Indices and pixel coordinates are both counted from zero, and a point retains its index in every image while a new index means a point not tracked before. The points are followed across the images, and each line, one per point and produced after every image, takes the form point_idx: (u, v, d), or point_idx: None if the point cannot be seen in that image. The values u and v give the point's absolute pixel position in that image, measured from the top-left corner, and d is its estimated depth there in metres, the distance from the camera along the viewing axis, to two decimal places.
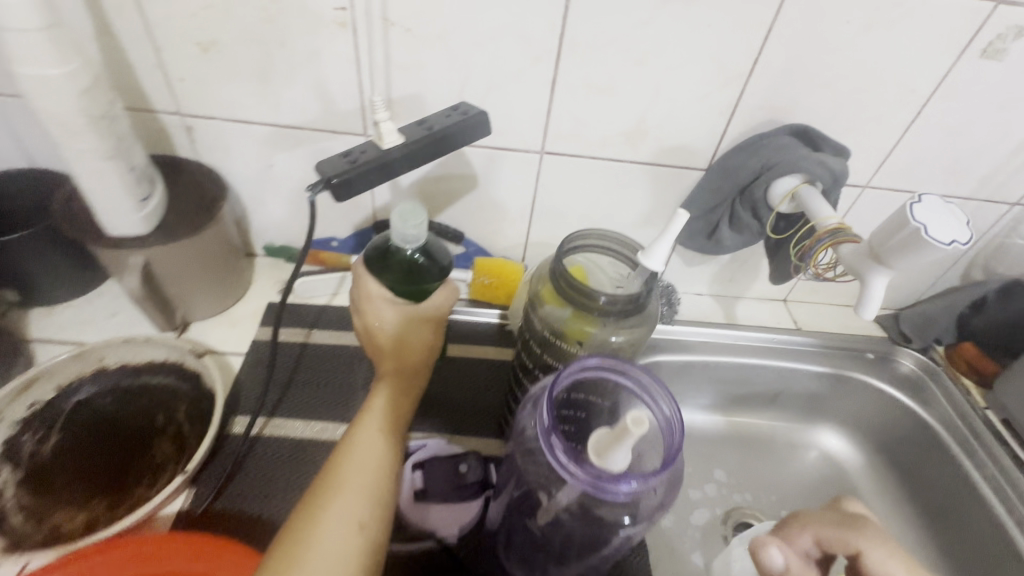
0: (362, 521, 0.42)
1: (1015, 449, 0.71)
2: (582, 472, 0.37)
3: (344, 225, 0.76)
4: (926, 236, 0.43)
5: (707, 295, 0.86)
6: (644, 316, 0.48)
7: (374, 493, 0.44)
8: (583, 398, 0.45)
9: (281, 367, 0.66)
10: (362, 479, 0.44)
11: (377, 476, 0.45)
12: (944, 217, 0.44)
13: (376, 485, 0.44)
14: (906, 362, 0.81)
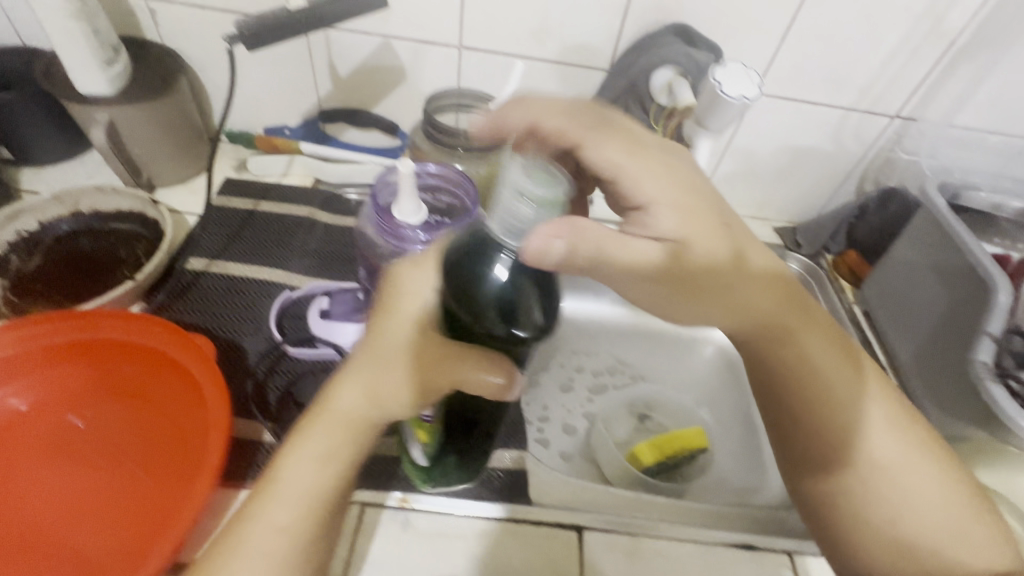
0: (285, 524, 0.41)
1: (868, 334, 0.78)
2: (405, 228, 0.47)
3: (294, 115, 0.86)
4: (721, 92, 0.59)
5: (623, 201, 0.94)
6: (502, 154, 0.57)
7: (275, 551, 0.40)
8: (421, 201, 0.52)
9: (229, 226, 0.77)
10: (252, 553, 0.40)
11: (275, 538, 0.41)
12: (735, 80, 0.59)
13: (269, 551, 0.40)
14: (794, 265, 0.89)
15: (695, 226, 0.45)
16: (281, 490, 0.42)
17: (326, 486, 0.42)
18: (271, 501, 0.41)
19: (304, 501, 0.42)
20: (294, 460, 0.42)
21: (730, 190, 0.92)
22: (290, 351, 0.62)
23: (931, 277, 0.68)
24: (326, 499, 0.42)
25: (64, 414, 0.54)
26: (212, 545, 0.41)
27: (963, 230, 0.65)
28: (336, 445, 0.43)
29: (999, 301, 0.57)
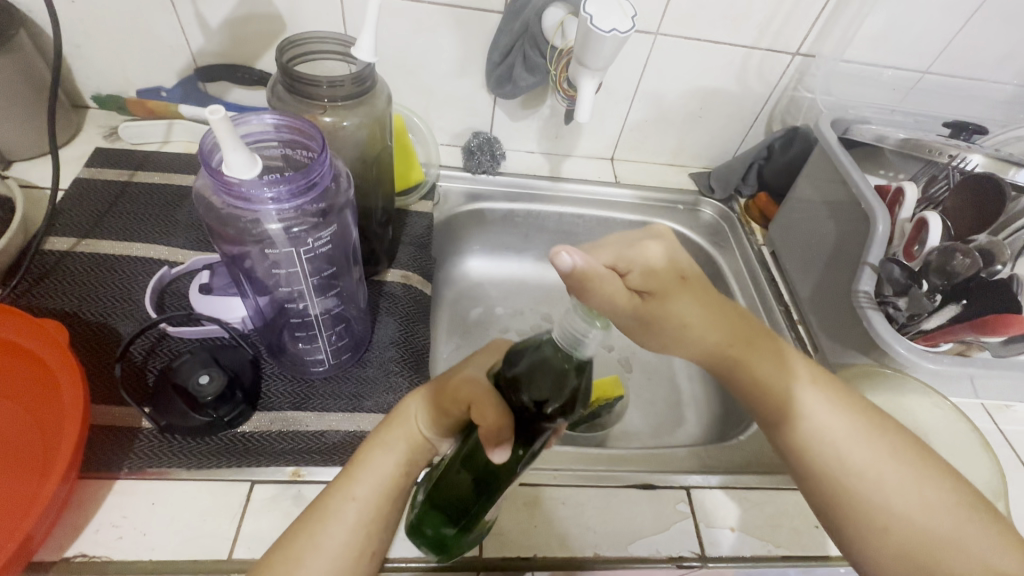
0: (357, 495, 0.43)
1: (774, 274, 0.81)
2: (243, 183, 0.39)
3: (168, 74, 0.78)
4: (593, 25, 0.56)
5: (538, 154, 0.92)
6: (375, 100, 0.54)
7: (345, 542, 0.41)
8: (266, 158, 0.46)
9: (100, 199, 0.70)
10: (326, 533, 0.41)
11: (345, 531, 0.42)
12: (608, 8, 0.56)
13: (339, 539, 0.41)
14: (707, 211, 0.91)
15: (661, 278, 0.41)
16: (363, 477, 0.44)
17: (381, 483, 0.44)
18: (348, 485, 0.44)
19: (367, 491, 0.43)
20: (379, 449, 0.45)
21: (643, 138, 0.90)
22: (171, 331, 0.58)
23: (824, 213, 0.70)
24: (384, 493, 0.43)
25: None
26: (302, 522, 0.42)
27: (850, 164, 0.66)
28: (395, 445, 0.45)
29: (878, 230, 0.59)
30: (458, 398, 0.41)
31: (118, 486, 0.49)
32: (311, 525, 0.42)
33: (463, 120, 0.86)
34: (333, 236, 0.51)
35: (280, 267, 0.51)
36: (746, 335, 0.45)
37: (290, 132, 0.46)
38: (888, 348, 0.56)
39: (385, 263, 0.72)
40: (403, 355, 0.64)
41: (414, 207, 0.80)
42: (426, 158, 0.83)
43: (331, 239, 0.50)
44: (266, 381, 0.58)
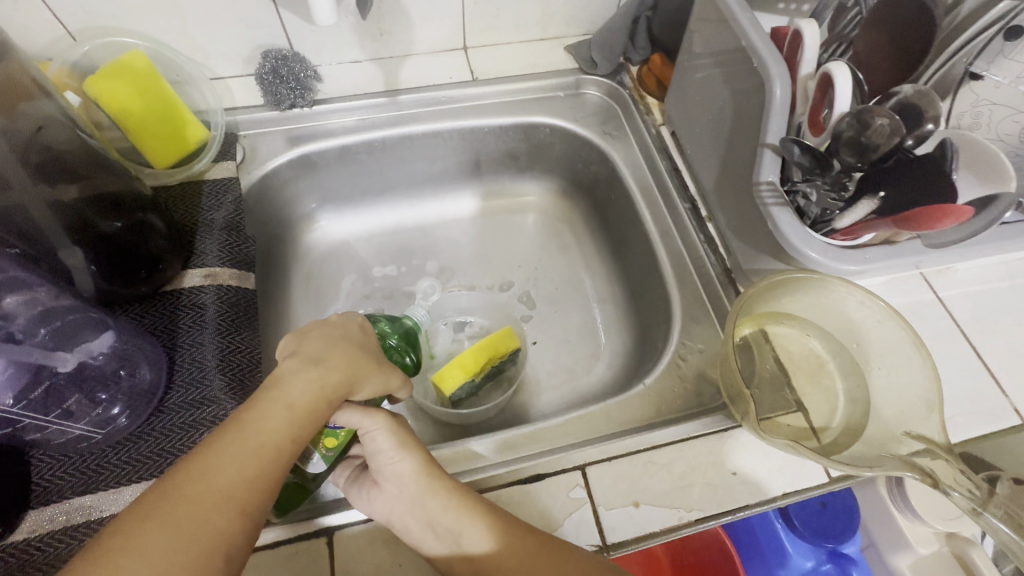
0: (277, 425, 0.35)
1: (677, 161, 0.66)
2: None
3: None
4: None
5: (367, 62, 0.70)
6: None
7: (264, 461, 0.34)
8: None
9: None
10: (247, 449, 0.34)
11: (262, 451, 0.34)
12: None
13: (253, 457, 0.34)
14: (593, 92, 0.73)
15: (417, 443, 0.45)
16: (292, 403, 0.37)
17: (305, 417, 0.37)
18: (270, 409, 0.36)
19: (287, 421, 0.36)
20: (307, 377, 0.38)
21: (494, 12, 0.69)
22: None
23: (717, 75, 0.53)
24: (311, 420, 0.37)
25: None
26: (213, 441, 0.34)
27: (736, 4, 0.49)
28: (326, 378, 0.39)
29: (775, 96, 0.43)
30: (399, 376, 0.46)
31: None
32: (229, 442, 0.34)
33: (243, 37, 0.63)
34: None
35: None
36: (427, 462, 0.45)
37: None
38: (799, 256, 0.44)
39: (178, 265, 0.55)
40: (221, 382, 0.51)
41: (208, 174, 0.61)
42: (207, 104, 0.63)
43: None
44: (36, 467, 0.45)
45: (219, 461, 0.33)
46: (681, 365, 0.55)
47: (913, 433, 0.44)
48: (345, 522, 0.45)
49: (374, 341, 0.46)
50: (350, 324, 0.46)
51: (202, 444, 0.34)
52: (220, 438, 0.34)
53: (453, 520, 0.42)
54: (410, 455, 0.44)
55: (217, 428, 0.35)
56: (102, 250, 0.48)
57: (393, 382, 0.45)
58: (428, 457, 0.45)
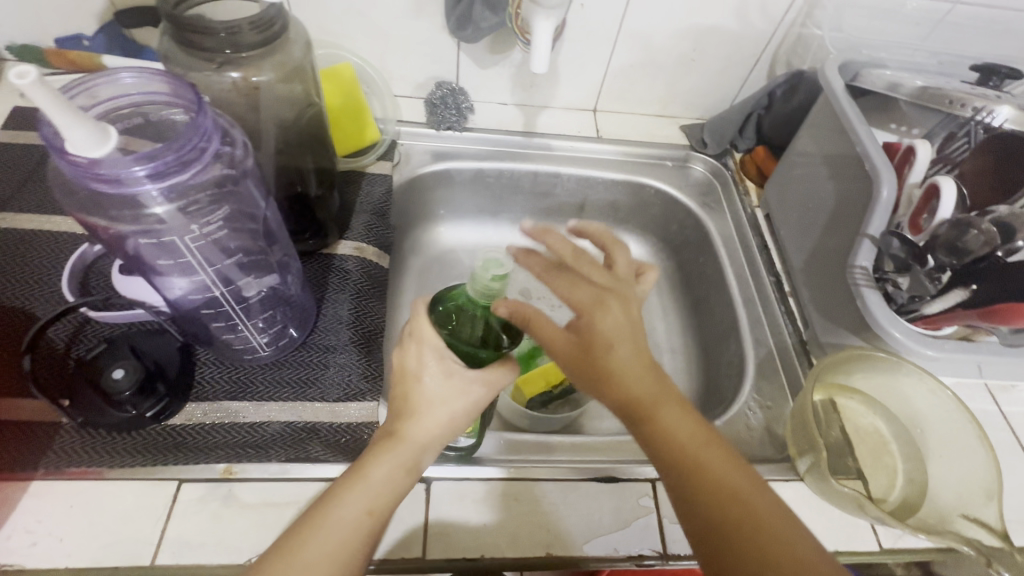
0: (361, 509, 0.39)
1: (767, 239, 0.74)
2: (107, 166, 0.32)
3: (88, 18, 0.69)
4: None
5: (512, 106, 0.82)
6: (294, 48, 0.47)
7: (350, 541, 0.38)
8: (112, 112, 0.37)
9: (21, 166, 0.63)
10: (336, 530, 0.38)
11: (349, 530, 0.38)
12: None
13: (340, 537, 0.38)
14: (698, 168, 0.82)
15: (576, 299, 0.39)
16: (374, 483, 0.41)
17: (384, 493, 0.40)
18: (354, 489, 0.40)
19: (365, 499, 0.40)
20: (385, 456, 0.42)
21: (629, 85, 0.81)
22: (93, 315, 0.53)
23: (823, 172, 0.62)
24: (389, 499, 0.41)
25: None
26: (306, 523, 0.38)
27: (856, 116, 0.58)
28: (398, 456, 0.42)
29: (882, 196, 0.51)
30: (484, 396, 0.44)
31: (34, 486, 0.46)
32: (318, 523, 0.38)
33: (424, 67, 0.76)
34: (227, 216, 0.43)
35: (166, 255, 0.41)
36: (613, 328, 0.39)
37: (165, 89, 0.37)
38: (882, 333, 0.50)
39: (337, 234, 0.65)
40: (353, 337, 0.59)
41: (370, 168, 0.73)
42: (381, 112, 0.76)
43: (225, 222, 0.43)
44: (199, 369, 0.53)
45: (310, 542, 0.37)
46: (749, 415, 0.60)
47: (970, 516, 0.47)
48: (437, 475, 0.51)
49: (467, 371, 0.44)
50: (412, 371, 0.44)
51: (296, 523, 0.39)
52: (312, 520, 0.38)
53: (633, 405, 0.38)
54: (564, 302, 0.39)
55: (309, 509, 0.39)
56: (298, 204, 0.58)
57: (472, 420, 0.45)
58: (578, 340, 0.38)
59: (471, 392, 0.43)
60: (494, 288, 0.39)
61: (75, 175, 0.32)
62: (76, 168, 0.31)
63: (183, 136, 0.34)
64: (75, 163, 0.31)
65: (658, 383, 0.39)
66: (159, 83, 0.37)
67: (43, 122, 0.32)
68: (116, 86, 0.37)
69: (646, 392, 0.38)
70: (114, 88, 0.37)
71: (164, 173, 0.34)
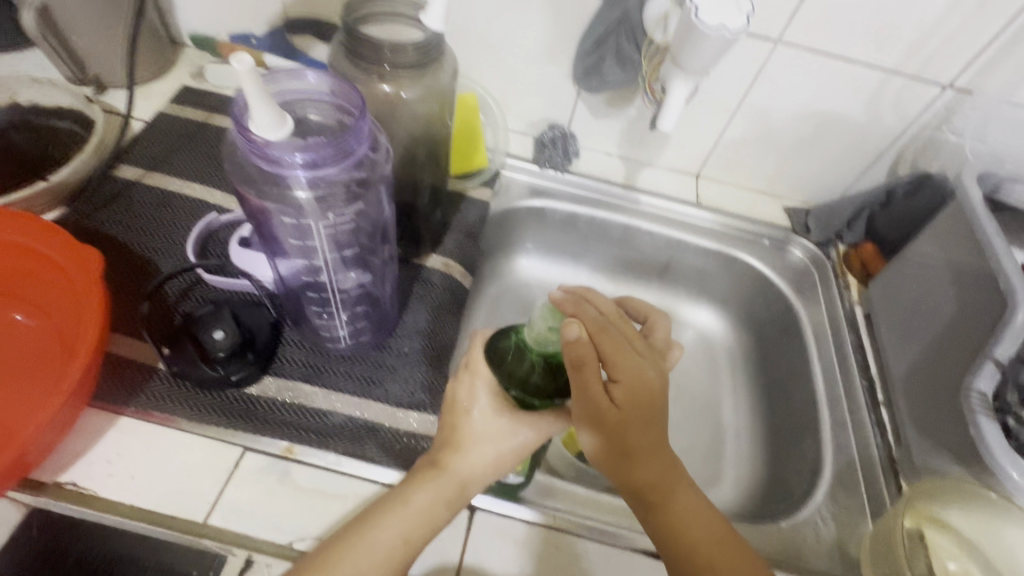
0: (392, 536, 0.40)
1: (864, 340, 0.69)
2: (277, 148, 0.35)
3: (260, 22, 0.78)
4: (696, 19, 0.49)
5: (616, 157, 0.84)
6: (443, 74, 0.51)
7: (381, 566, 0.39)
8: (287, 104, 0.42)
9: (175, 137, 0.71)
10: (369, 552, 0.39)
11: (381, 554, 0.39)
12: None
13: (373, 562, 0.38)
14: (797, 252, 0.79)
15: (623, 353, 0.40)
16: (410, 513, 0.41)
17: (421, 524, 0.41)
18: (400, 504, 0.41)
19: (402, 526, 0.40)
20: (424, 487, 0.42)
21: (739, 158, 0.80)
22: (206, 277, 0.57)
23: (945, 282, 0.58)
24: (424, 532, 0.41)
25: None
26: (340, 543, 0.39)
27: (995, 232, 0.54)
28: (439, 488, 0.42)
29: (1016, 320, 0.49)
30: (532, 440, 0.43)
31: (121, 422, 0.49)
32: (352, 544, 0.39)
33: (541, 109, 0.79)
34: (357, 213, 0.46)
35: (301, 235, 0.45)
36: (652, 394, 0.40)
37: (337, 94, 0.41)
38: (998, 470, 0.47)
39: (430, 247, 0.68)
40: (424, 346, 0.60)
41: (472, 193, 0.76)
42: (493, 142, 0.80)
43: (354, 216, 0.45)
44: (284, 347, 0.56)
45: (344, 561, 0.38)
46: (820, 523, 0.55)
47: None
48: (483, 505, 0.50)
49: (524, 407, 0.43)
50: (462, 403, 0.44)
51: (326, 544, 0.39)
52: (349, 539, 0.39)
53: (649, 488, 0.40)
54: (610, 355, 0.39)
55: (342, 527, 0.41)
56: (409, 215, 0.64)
57: (518, 462, 0.44)
58: (628, 398, 0.39)
59: (519, 434, 0.43)
60: (549, 336, 0.38)
61: (250, 149, 0.36)
62: (253, 144, 0.35)
63: (343, 137, 0.37)
64: (253, 141, 0.35)
65: (673, 470, 0.41)
66: (331, 85, 0.41)
67: (237, 102, 0.37)
68: (298, 85, 0.42)
69: (661, 477, 0.40)
70: (293, 84, 0.42)
71: (320, 164, 0.37)
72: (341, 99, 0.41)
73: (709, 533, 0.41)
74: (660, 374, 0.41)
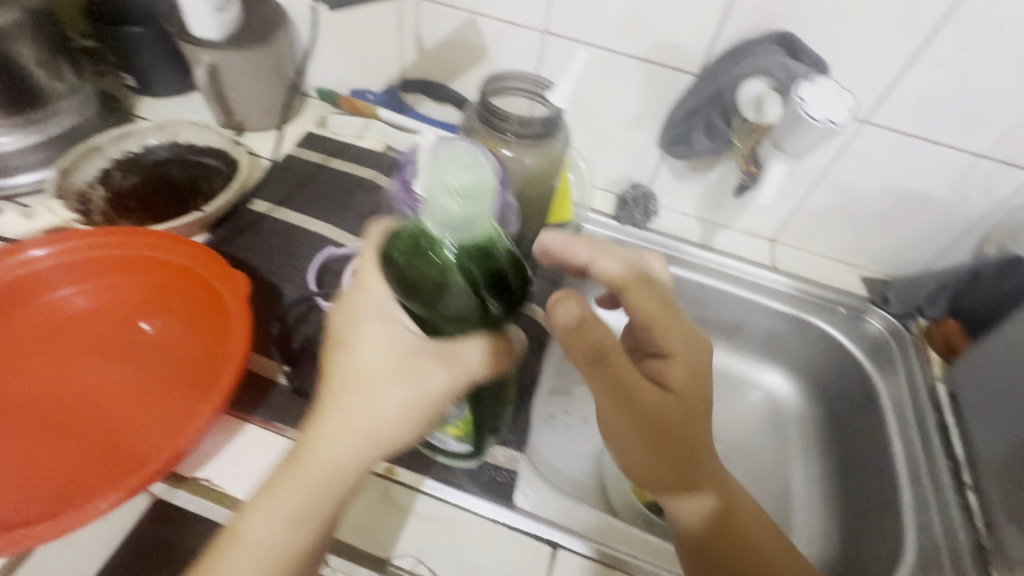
0: (273, 532, 0.41)
1: (947, 419, 0.68)
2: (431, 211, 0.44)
3: (379, 81, 0.88)
4: (804, 111, 0.58)
5: (693, 218, 0.88)
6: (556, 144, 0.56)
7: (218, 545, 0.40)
8: None
9: (301, 177, 0.80)
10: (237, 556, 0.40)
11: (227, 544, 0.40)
12: (825, 96, 0.57)
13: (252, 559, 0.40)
14: (875, 323, 0.79)
15: (667, 331, 0.48)
16: (260, 497, 0.42)
17: (286, 514, 0.41)
18: (282, 484, 0.42)
19: (265, 513, 0.41)
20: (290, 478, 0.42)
21: (817, 226, 0.82)
22: (323, 304, 0.64)
23: None
24: (286, 518, 0.41)
25: (105, 319, 0.59)
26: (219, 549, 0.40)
27: None
28: (314, 460, 0.42)
29: None
30: (399, 377, 0.42)
31: (247, 429, 0.55)
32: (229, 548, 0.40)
33: (626, 170, 0.85)
34: None
35: None
36: (703, 375, 0.49)
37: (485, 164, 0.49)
38: None
39: None
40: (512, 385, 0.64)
41: None
42: (580, 198, 0.82)
43: None
44: None
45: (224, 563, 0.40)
46: None
47: None
48: (565, 544, 0.52)
49: (404, 338, 0.42)
50: (339, 336, 0.44)
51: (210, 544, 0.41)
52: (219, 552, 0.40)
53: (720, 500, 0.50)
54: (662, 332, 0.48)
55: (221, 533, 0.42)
56: None
57: (405, 407, 0.42)
58: (686, 381, 0.48)
59: (429, 380, 0.42)
60: (463, 209, 0.37)
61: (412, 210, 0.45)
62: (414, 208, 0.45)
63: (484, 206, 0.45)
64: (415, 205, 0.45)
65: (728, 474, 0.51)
66: None
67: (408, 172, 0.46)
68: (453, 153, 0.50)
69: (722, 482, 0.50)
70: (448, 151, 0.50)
71: None
72: (489, 165, 0.49)
73: (764, 525, 0.52)
74: (704, 357, 0.49)
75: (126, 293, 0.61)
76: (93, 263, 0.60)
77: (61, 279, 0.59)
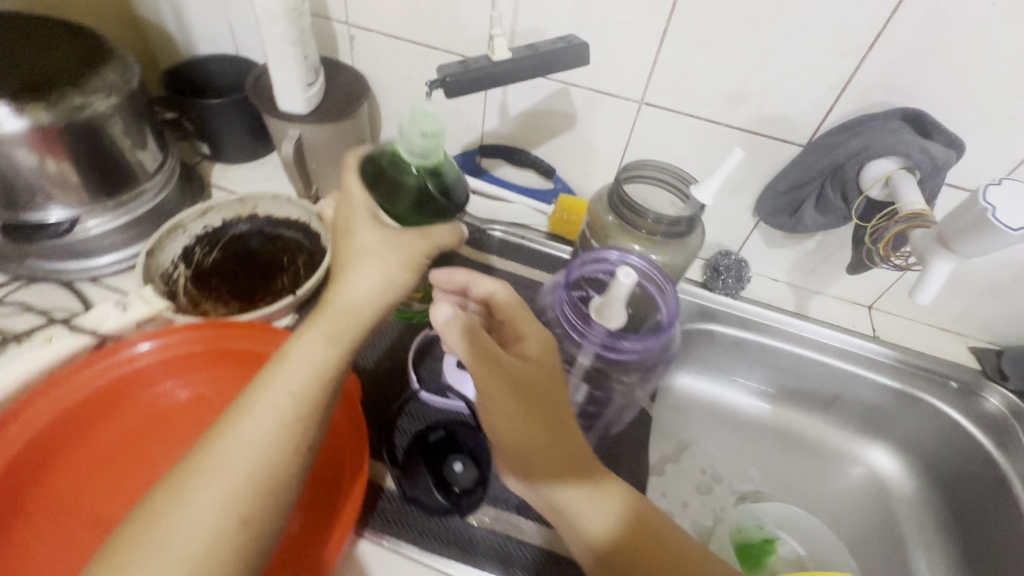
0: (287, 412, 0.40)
1: None
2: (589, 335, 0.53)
3: (456, 145, 0.86)
4: (993, 217, 0.50)
5: (784, 283, 0.84)
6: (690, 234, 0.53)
7: (261, 453, 0.38)
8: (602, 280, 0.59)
9: None
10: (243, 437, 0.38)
11: (258, 446, 0.38)
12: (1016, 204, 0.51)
13: (259, 451, 0.38)
14: (993, 400, 0.73)
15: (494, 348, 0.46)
16: (286, 394, 0.40)
17: (303, 386, 0.41)
18: (265, 386, 0.41)
19: (300, 381, 0.41)
20: (296, 356, 0.42)
21: None
22: (426, 396, 0.61)
23: None
24: (315, 405, 0.41)
25: (202, 418, 0.56)
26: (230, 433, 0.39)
27: None
28: (324, 326, 0.43)
29: None
30: (395, 264, 0.45)
31: (361, 544, 0.52)
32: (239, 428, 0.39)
33: (715, 236, 0.82)
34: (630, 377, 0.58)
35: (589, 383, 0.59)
36: (544, 373, 0.48)
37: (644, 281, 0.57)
38: None
39: None
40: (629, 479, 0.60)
41: None
42: None
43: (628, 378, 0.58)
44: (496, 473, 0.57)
45: (236, 452, 0.38)
46: None
47: None
48: None
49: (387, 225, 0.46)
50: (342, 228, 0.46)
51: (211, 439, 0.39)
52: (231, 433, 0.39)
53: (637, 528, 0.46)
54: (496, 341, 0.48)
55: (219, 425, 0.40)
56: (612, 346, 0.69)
57: (399, 287, 0.46)
58: (550, 381, 0.47)
59: (415, 247, 0.46)
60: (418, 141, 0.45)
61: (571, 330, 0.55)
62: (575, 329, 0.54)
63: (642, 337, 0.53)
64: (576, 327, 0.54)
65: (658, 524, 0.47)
66: (642, 272, 0.57)
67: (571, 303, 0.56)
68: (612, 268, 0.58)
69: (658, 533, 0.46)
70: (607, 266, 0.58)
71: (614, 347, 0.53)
72: (649, 275, 0.56)
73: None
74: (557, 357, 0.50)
75: (223, 387, 0.57)
76: (191, 358, 0.58)
77: (163, 373, 0.57)
